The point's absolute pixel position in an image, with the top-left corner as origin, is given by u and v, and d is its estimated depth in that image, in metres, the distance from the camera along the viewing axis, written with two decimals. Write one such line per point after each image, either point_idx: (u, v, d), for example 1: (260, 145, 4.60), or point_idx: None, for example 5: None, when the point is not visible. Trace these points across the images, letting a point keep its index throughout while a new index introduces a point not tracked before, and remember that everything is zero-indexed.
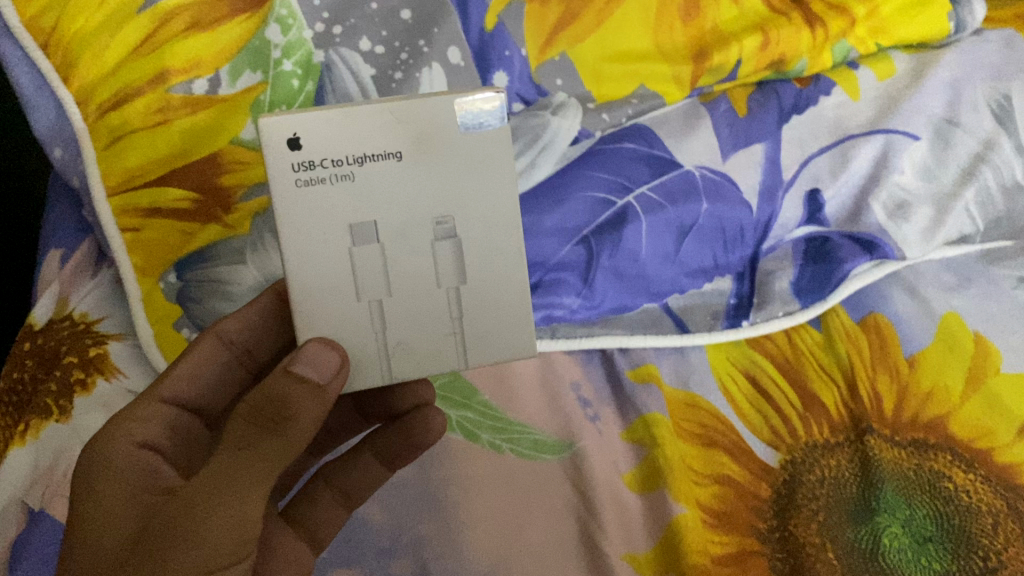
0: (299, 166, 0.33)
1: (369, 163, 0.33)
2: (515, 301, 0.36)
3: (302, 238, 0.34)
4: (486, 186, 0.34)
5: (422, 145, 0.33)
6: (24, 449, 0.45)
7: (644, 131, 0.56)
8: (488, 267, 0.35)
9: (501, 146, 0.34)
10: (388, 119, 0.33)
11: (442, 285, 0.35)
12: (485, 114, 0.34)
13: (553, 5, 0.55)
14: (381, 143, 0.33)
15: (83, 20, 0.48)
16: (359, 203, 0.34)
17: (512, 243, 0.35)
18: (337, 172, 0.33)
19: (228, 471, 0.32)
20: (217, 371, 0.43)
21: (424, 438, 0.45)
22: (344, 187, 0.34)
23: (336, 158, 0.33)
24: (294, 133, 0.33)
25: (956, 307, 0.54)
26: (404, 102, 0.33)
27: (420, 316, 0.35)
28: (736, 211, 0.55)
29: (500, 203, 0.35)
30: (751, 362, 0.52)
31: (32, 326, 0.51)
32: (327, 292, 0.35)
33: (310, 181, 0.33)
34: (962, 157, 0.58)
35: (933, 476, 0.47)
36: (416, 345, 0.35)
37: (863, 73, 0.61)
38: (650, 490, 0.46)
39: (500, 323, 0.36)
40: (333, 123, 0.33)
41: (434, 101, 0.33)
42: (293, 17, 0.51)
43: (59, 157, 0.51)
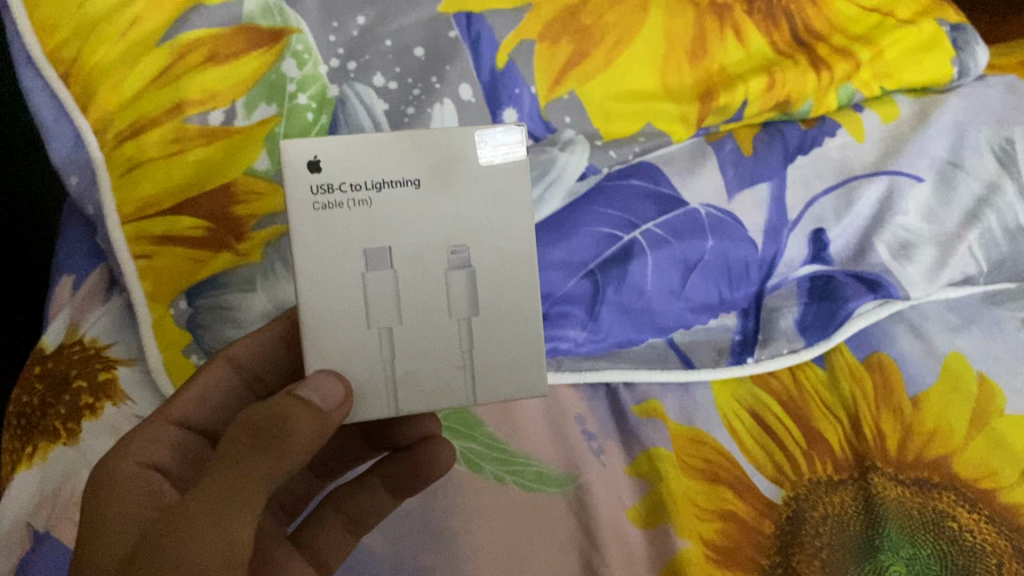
0: (318, 189, 0.34)
1: (387, 189, 0.34)
2: (527, 337, 0.36)
3: (318, 261, 0.34)
4: (502, 216, 0.35)
5: (441, 174, 0.34)
6: (32, 472, 0.46)
7: (651, 169, 0.57)
8: (502, 302, 0.36)
9: (517, 179, 0.35)
10: (409, 147, 0.34)
11: (454, 316, 0.35)
12: (505, 146, 0.35)
13: (564, 44, 0.56)
14: (400, 169, 0.34)
15: (103, 53, 0.50)
16: (375, 229, 0.34)
17: (526, 277, 0.36)
18: (354, 197, 0.34)
19: (218, 487, 0.31)
20: (226, 396, 0.44)
21: (434, 470, 0.45)
22: (360, 212, 0.34)
23: (355, 183, 0.34)
24: (314, 156, 0.33)
25: (960, 348, 0.54)
26: (425, 132, 0.34)
27: (431, 347, 0.35)
28: (741, 249, 0.55)
29: (517, 236, 0.35)
30: (755, 399, 0.52)
31: (43, 350, 0.52)
32: (337, 319, 0.35)
33: (327, 205, 0.34)
34: (966, 200, 0.59)
35: (938, 516, 0.47)
36: (425, 377, 0.36)
37: (868, 116, 0.62)
38: (653, 524, 0.46)
39: (511, 360, 0.36)
40: (354, 149, 0.34)
41: (454, 132, 0.34)
42: (309, 52, 0.53)
43: (76, 184, 0.51)
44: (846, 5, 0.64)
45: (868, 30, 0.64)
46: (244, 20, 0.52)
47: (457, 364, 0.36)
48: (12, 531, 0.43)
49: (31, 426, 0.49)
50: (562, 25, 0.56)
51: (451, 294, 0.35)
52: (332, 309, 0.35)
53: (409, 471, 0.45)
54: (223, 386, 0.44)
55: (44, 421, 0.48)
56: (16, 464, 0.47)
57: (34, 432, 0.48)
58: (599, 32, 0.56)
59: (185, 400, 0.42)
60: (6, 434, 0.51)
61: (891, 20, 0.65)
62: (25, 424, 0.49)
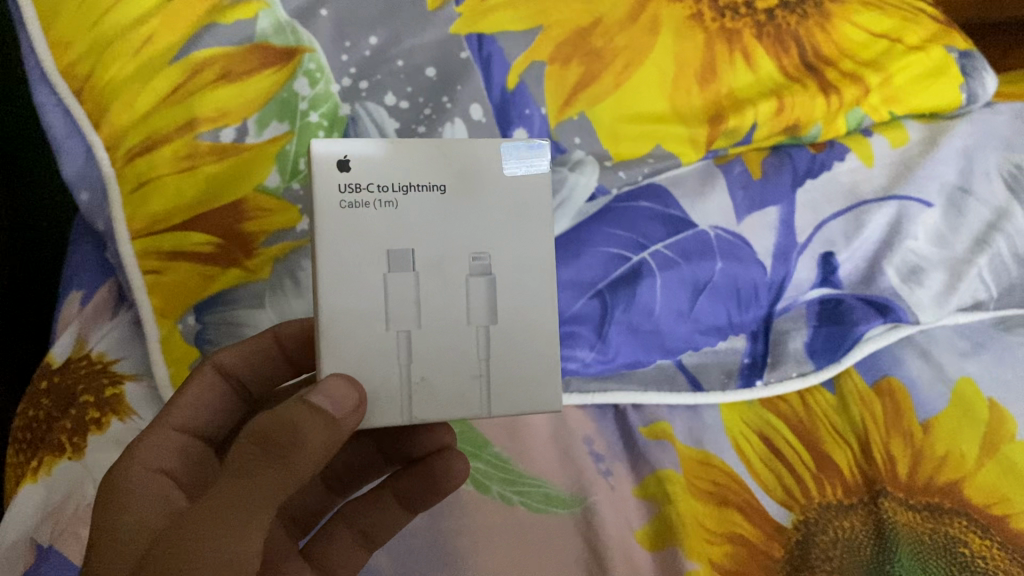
0: (345, 188, 0.33)
1: (412, 193, 0.34)
2: (540, 349, 0.36)
3: (339, 259, 0.34)
4: (524, 228, 0.35)
5: (466, 182, 0.35)
6: (36, 486, 0.45)
7: (659, 191, 0.57)
8: (519, 309, 0.36)
9: (538, 192, 0.36)
10: (438, 154, 0.34)
11: (472, 323, 0.35)
12: (529, 160, 0.35)
13: (574, 66, 0.56)
14: (427, 174, 0.34)
15: (116, 70, 0.50)
16: (399, 231, 0.34)
17: (543, 288, 0.36)
18: (380, 198, 0.34)
19: (227, 499, 0.31)
20: (221, 399, 0.44)
21: (445, 486, 0.44)
22: (385, 215, 0.34)
23: (382, 184, 0.34)
24: (345, 155, 0.33)
25: (970, 373, 0.54)
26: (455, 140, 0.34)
27: (448, 354, 0.35)
28: (751, 271, 0.55)
29: (537, 244, 0.36)
30: (764, 422, 0.51)
31: (49, 363, 0.52)
32: (354, 321, 0.34)
33: (352, 205, 0.33)
34: (975, 225, 0.59)
35: (950, 542, 0.46)
36: (439, 385, 0.35)
37: (877, 141, 0.63)
38: (661, 547, 0.46)
39: (526, 371, 0.36)
40: (382, 152, 0.34)
41: (483, 143, 0.35)
42: (321, 71, 0.53)
43: (86, 200, 0.51)
44: (854, 31, 0.64)
45: (875, 56, 0.64)
46: (257, 39, 0.52)
47: (471, 373, 0.35)
48: (15, 545, 0.43)
49: (36, 440, 0.48)
50: (573, 46, 0.56)
51: (472, 300, 0.35)
52: (350, 313, 0.34)
53: (419, 485, 0.44)
54: (216, 395, 0.44)
55: (50, 436, 0.48)
56: (21, 479, 0.47)
57: (39, 446, 0.48)
58: (610, 54, 0.56)
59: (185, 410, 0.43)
60: (11, 448, 0.51)
61: (899, 46, 0.64)
62: (31, 438, 0.49)
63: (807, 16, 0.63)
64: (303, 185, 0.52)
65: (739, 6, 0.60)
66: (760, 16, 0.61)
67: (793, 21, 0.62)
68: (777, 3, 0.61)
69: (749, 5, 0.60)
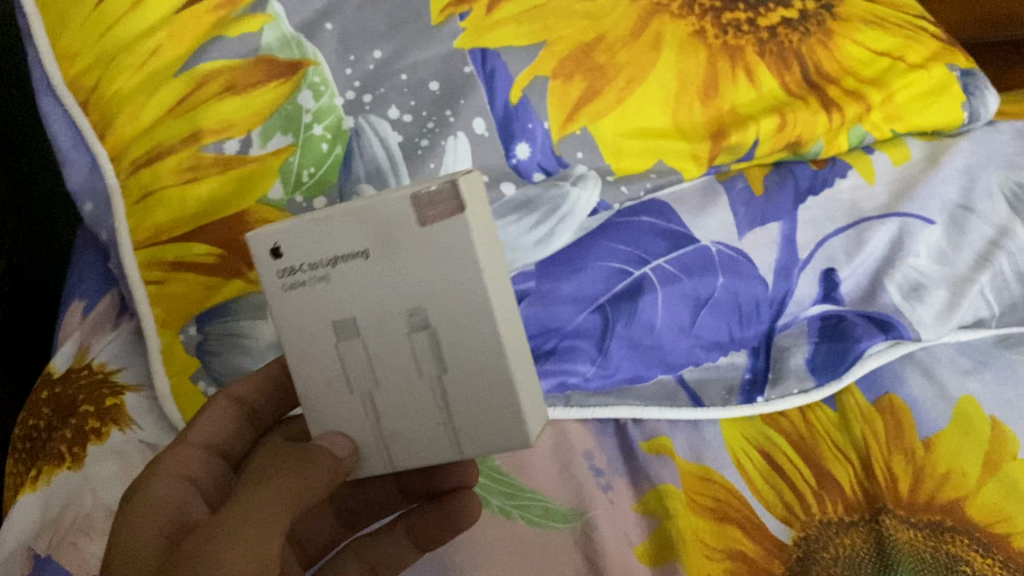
0: (282, 272, 0.35)
1: (342, 264, 0.34)
2: (503, 389, 0.34)
3: (296, 337, 0.35)
4: (451, 276, 0.33)
5: (384, 240, 0.33)
6: (35, 496, 0.46)
7: (662, 207, 0.57)
8: (469, 359, 0.34)
9: (459, 234, 0.33)
10: (352, 222, 0.33)
11: (424, 375, 0.34)
12: (436, 201, 0.33)
13: (577, 81, 0.56)
14: (348, 244, 0.34)
15: (122, 82, 0.51)
16: (337, 301, 0.34)
17: (490, 330, 0.33)
18: (315, 274, 0.34)
19: (252, 498, 0.32)
20: (236, 427, 0.43)
21: (461, 522, 0.44)
22: (320, 288, 0.34)
23: (313, 261, 0.34)
24: (275, 243, 0.34)
25: (972, 392, 0.54)
26: (362, 204, 0.33)
27: (409, 407, 0.35)
28: (752, 287, 0.55)
29: (472, 289, 0.33)
30: (766, 438, 0.51)
31: (50, 373, 0.53)
32: (326, 386, 0.36)
33: (290, 285, 0.35)
34: (977, 243, 0.59)
35: (952, 561, 0.46)
36: (412, 434, 0.35)
37: (879, 158, 0.63)
38: (661, 563, 0.45)
39: (488, 414, 0.34)
40: (305, 230, 0.34)
41: (387, 199, 0.33)
42: (325, 84, 0.53)
43: (89, 211, 0.53)
44: (855, 48, 0.64)
45: (878, 74, 0.64)
46: (262, 52, 0.53)
47: (436, 423, 0.35)
48: (14, 554, 0.43)
49: (36, 450, 0.48)
50: (575, 62, 0.56)
51: (419, 356, 0.34)
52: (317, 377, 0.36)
53: (432, 522, 0.44)
54: (230, 423, 0.43)
55: (49, 445, 0.48)
56: (20, 488, 0.47)
57: (38, 456, 0.48)
58: (612, 70, 0.56)
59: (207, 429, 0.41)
60: (10, 458, 0.51)
61: (902, 64, 0.64)
62: (30, 447, 0.49)
63: (809, 33, 0.63)
64: (307, 197, 0.52)
65: (742, 23, 0.60)
66: (762, 34, 0.61)
67: (796, 39, 0.62)
68: (778, 20, 0.62)
69: (752, 22, 0.61)
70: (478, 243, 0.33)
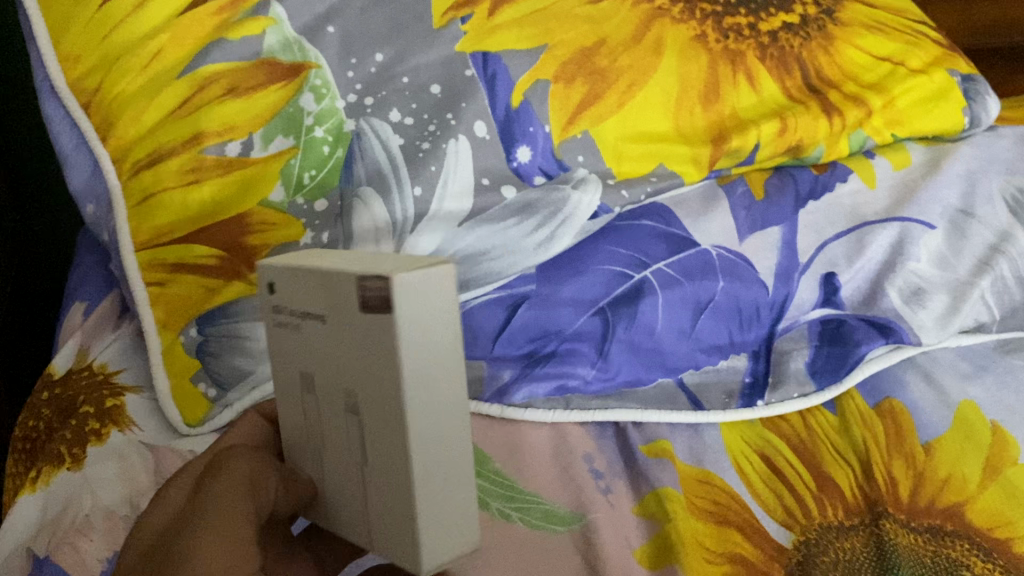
0: (275, 308, 0.35)
1: (308, 321, 0.33)
2: (404, 508, 0.31)
3: (281, 370, 0.36)
4: (376, 370, 0.30)
5: (337, 313, 0.31)
6: (34, 496, 0.45)
7: (663, 211, 0.58)
8: (381, 455, 0.31)
9: (385, 330, 0.29)
10: (316, 284, 0.32)
11: (358, 457, 0.33)
12: (373, 291, 0.29)
13: (578, 86, 0.55)
14: (314, 305, 0.33)
15: (125, 84, 0.51)
16: (306, 352, 0.34)
17: (399, 437, 0.30)
18: (293, 319, 0.34)
19: (224, 503, 0.33)
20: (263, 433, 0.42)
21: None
22: (294, 335, 0.34)
23: (292, 308, 0.34)
24: (270, 280, 0.35)
25: (973, 397, 0.54)
26: (324, 272, 0.31)
27: (345, 480, 0.34)
28: (752, 290, 0.56)
29: (388, 398, 0.30)
30: (765, 442, 0.51)
31: (52, 374, 0.53)
32: (299, 428, 0.37)
33: (278, 322, 0.35)
34: (978, 247, 0.59)
35: (952, 565, 0.46)
36: (351, 503, 0.34)
37: (880, 162, 0.64)
38: (661, 565, 0.45)
39: (395, 522, 0.32)
40: (288, 279, 0.34)
41: (342, 274, 0.31)
42: (327, 87, 0.53)
43: (92, 213, 0.53)
44: (857, 53, 0.64)
45: (878, 79, 0.64)
46: (265, 55, 0.53)
47: (360, 507, 0.34)
48: (12, 553, 0.43)
49: (36, 450, 0.48)
50: (577, 65, 0.56)
51: (349, 431, 0.33)
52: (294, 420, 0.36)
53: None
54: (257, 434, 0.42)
55: (49, 446, 0.48)
56: (20, 489, 0.47)
57: (38, 456, 0.48)
58: (614, 74, 0.56)
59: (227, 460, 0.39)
60: (9, 459, 0.51)
61: (902, 70, 0.65)
62: (30, 448, 0.49)
63: (810, 38, 0.63)
64: (307, 199, 0.52)
65: (744, 27, 0.60)
66: (763, 38, 0.61)
67: (796, 44, 0.62)
68: (780, 25, 0.62)
69: (753, 26, 0.60)
70: (406, 343, 0.29)
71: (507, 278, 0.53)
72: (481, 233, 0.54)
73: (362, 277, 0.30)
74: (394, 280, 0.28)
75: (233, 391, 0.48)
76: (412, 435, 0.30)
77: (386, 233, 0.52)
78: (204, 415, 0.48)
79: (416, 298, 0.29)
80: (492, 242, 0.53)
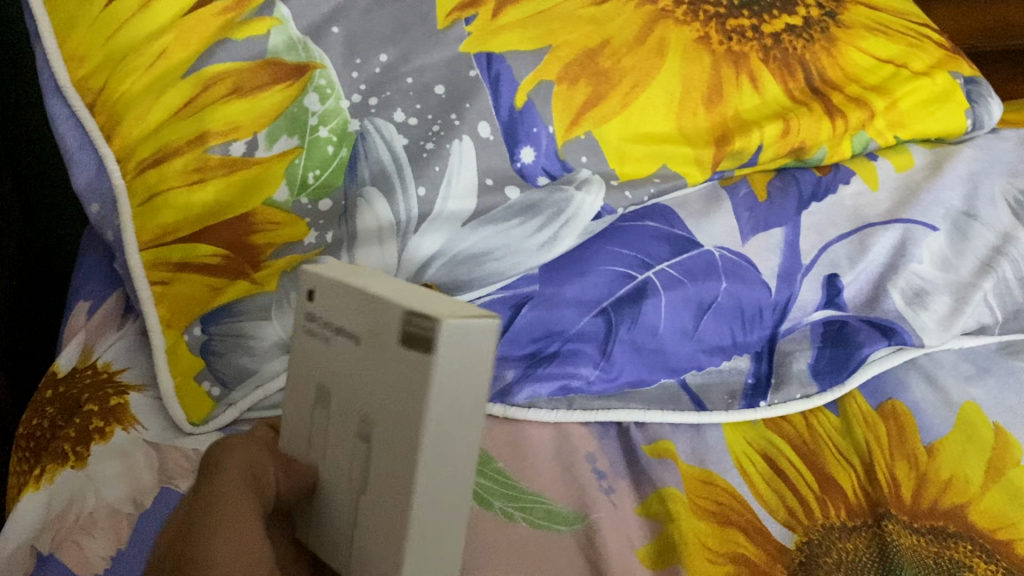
0: (308, 315, 0.35)
1: (341, 337, 0.33)
2: (393, 544, 0.30)
3: (297, 378, 0.36)
4: (399, 401, 0.30)
5: (373, 339, 0.31)
6: (38, 494, 0.45)
7: (666, 212, 0.58)
8: (383, 486, 0.31)
9: (417, 367, 0.29)
10: (358, 305, 0.32)
11: (358, 481, 0.32)
12: (414, 329, 0.29)
13: (581, 87, 0.56)
14: (351, 323, 0.32)
15: (130, 83, 0.52)
16: (331, 364, 0.34)
17: (404, 471, 0.30)
18: (326, 331, 0.34)
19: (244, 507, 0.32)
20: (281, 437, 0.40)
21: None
22: (323, 347, 0.34)
23: (328, 320, 0.34)
24: (310, 287, 0.35)
25: (975, 398, 0.54)
26: (372, 295, 0.31)
27: (336, 501, 0.33)
28: (755, 291, 0.56)
29: (406, 430, 0.29)
30: (768, 443, 0.51)
31: (56, 372, 0.53)
32: (299, 439, 0.36)
33: (310, 330, 0.35)
34: (980, 249, 0.59)
35: (954, 566, 0.46)
36: (341, 530, 0.33)
37: (882, 163, 0.64)
38: (663, 566, 0.45)
39: (379, 555, 0.31)
40: (331, 292, 0.34)
41: (388, 304, 0.30)
42: (331, 87, 0.53)
43: (96, 212, 0.53)
44: (859, 55, 0.64)
45: (881, 81, 0.64)
46: (269, 55, 0.53)
47: (348, 532, 0.33)
48: (17, 550, 0.43)
49: (40, 448, 0.48)
50: (581, 66, 0.56)
51: (358, 458, 0.32)
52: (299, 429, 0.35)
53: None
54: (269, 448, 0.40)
55: (54, 444, 0.48)
56: (24, 487, 0.47)
57: (42, 454, 0.48)
58: (617, 75, 0.56)
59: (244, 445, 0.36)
60: (14, 456, 0.51)
61: (905, 71, 0.65)
62: (34, 446, 0.49)
63: (813, 40, 0.63)
64: (312, 199, 0.52)
65: (747, 29, 0.60)
66: (766, 40, 0.61)
67: (799, 46, 0.62)
68: (783, 26, 0.62)
69: (756, 28, 0.61)
70: (434, 389, 0.29)
71: (510, 278, 0.53)
72: (483, 233, 0.53)
73: (408, 310, 0.29)
74: (442, 323, 0.28)
75: (237, 390, 0.49)
76: (423, 483, 0.29)
77: (389, 233, 0.52)
78: (207, 414, 0.48)
79: (455, 348, 0.28)
80: (495, 243, 0.53)
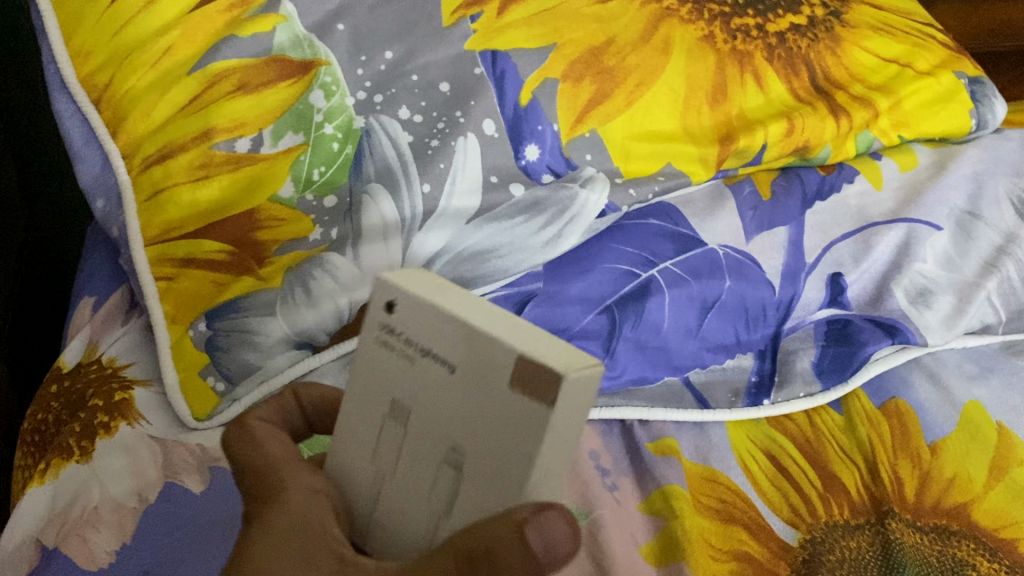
0: (382, 325, 0.27)
1: (426, 356, 0.26)
2: None
3: (357, 390, 0.28)
4: (507, 445, 0.25)
5: (472, 370, 0.25)
6: (43, 488, 0.46)
7: (670, 210, 0.58)
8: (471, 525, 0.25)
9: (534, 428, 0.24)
10: (458, 326, 0.25)
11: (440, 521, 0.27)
12: (533, 373, 0.24)
13: (586, 85, 0.56)
14: (442, 344, 0.26)
15: (136, 80, 0.52)
16: (402, 382, 0.27)
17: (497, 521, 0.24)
18: (404, 347, 0.27)
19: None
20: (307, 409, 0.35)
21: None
22: (400, 366, 0.27)
23: (410, 335, 0.26)
24: (392, 296, 0.26)
25: (978, 397, 0.54)
26: (476, 324, 0.25)
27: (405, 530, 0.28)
28: (759, 290, 0.56)
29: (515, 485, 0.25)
30: (771, 440, 0.51)
31: (61, 367, 0.53)
32: (351, 448, 0.29)
33: (385, 342, 0.27)
34: (984, 248, 0.59)
35: (957, 565, 0.46)
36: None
37: (886, 163, 0.64)
38: (667, 562, 0.45)
39: None
40: (423, 302, 0.26)
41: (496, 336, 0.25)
42: (337, 84, 0.53)
43: (101, 208, 0.53)
44: (865, 55, 0.64)
45: (886, 81, 0.64)
46: (275, 52, 0.53)
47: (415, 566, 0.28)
48: (21, 546, 0.43)
49: (46, 442, 0.49)
50: (585, 65, 0.56)
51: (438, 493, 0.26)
52: (354, 453, 0.29)
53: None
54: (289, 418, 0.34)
55: (59, 438, 0.48)
56: (30, 480, 0.47)
57: (48, 448, 0.48)
58: (622, 73, 0.56)
59: (276, 439, 0.31)
60: (20, 450, 0.51)
61: (910, 71, 0.65)
62: (40, 440, 0.50)
63: (817, 39, 0.63)
64: (317, 195, 0.53)
65: (752, 28, 0.60)
66: (771, 39, 0.61)
67: (804, 45, 0.62)
68: (787, 26, 0.62)
69: (761, 27, 0.61)
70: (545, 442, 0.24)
71: (515, 275, 0.53)
72: (488, 231, 0.54)
73: (527, 356, 0.24)
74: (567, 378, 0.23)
75: (241, 386, 0.48)
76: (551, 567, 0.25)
77: (395, 230, 0.52)
78: (211, 409, 0.48)
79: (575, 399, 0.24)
80: (499, 241, 0.53)
